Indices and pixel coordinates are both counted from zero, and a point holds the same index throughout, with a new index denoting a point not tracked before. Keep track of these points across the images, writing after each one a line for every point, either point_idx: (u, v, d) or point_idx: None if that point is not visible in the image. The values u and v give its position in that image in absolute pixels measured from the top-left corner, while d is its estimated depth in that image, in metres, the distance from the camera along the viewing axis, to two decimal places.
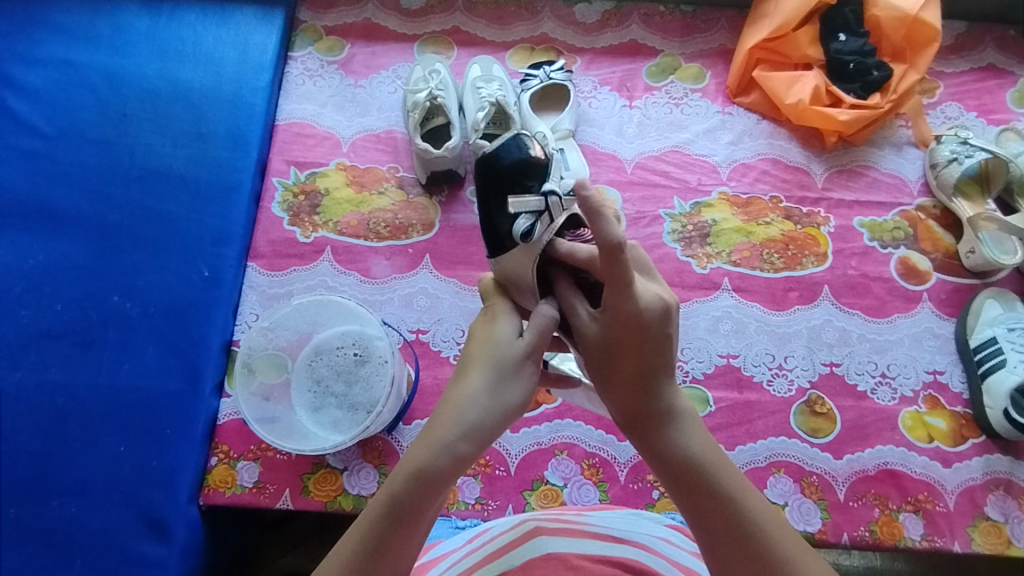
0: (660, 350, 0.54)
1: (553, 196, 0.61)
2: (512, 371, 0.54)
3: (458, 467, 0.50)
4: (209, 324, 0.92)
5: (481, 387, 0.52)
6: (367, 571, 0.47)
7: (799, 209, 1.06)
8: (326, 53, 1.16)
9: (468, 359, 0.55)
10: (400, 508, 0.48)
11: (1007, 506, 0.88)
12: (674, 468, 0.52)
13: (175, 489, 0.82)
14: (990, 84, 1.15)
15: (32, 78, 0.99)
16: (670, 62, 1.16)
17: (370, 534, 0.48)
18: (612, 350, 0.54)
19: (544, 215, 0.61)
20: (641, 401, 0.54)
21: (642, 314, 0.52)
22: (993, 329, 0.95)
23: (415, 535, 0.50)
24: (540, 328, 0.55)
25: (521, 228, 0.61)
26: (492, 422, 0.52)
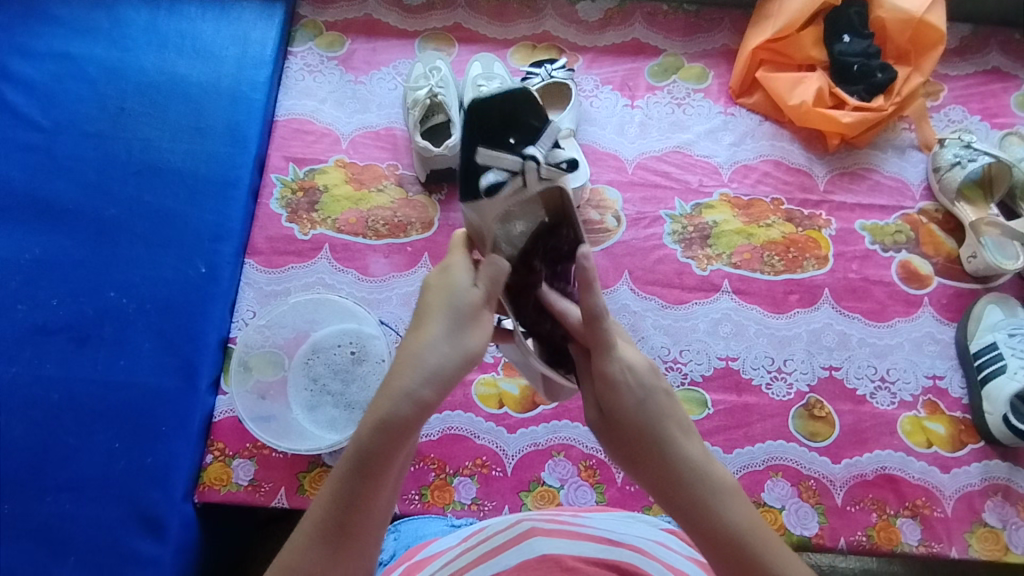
0: (660, 414, 0.49)
1: (531, 160, 0.60)
2: (471, 319, 0.51)
3: (421, 414, 0.47)
4: (206, 319, 0.91)
5: (437, 329, 0.50)
6: (342, 525, 0.47)
7: (801, 211, 1.05)
8: (326, 49, 1.15)
9: (428, 307, 0.52)
10: (368, 465, 0.46)
11: (1006, 513, 0.88)
12: (720, 554, 0.46)
13: (170, 486, 0.81)
14: (994, 87, 1.14)
15: (29, 71, 0.98)
16: (672, 62, 1.16)
17: (340, 492, 0.47)
18: (624, 423, 0.49)
19: (516, 177, 0.61)
20: (667, 475, 0.48)
21: (629, 375, 0.50)
22: (994, 335, 0.95)
23: (388, 484, 0.49)
24: (496, 277, 0.53)
25: (489, 182, 0.62)
26: (455, 368, 0.49)
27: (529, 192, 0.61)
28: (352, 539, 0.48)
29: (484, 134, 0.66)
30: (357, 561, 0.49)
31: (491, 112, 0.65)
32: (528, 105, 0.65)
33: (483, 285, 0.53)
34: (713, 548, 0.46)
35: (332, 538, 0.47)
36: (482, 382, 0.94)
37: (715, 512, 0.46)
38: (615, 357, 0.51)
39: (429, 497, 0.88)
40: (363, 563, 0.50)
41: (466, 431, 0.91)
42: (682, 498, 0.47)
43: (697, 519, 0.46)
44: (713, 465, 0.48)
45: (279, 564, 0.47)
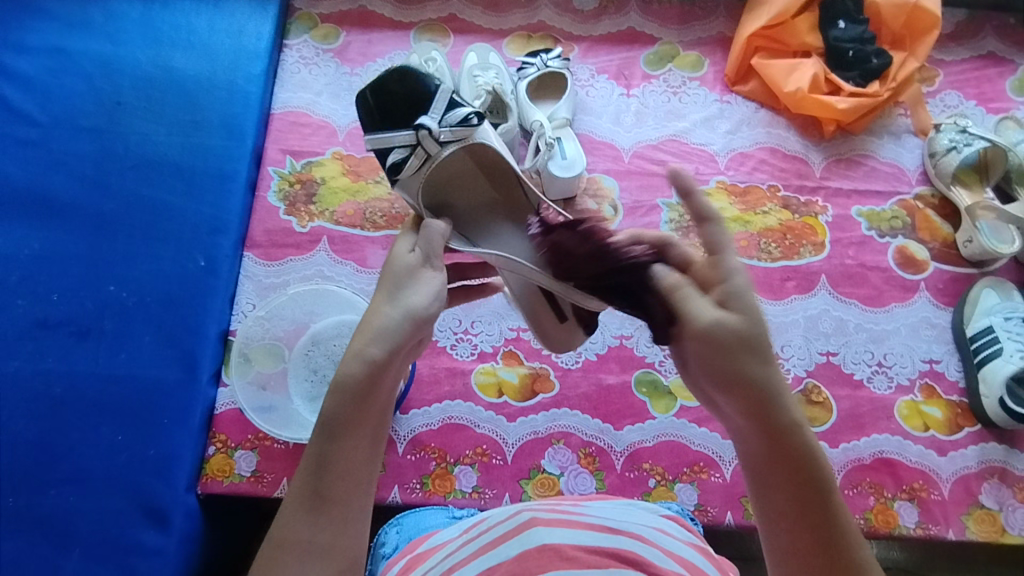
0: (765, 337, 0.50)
1: (423, 130, 0.75)
2: (409, 276, 0.57)
3: (376, 375, 0.52)
4: (207, 313, 0.93)
5: (390, 302, 0.55)
6: (319, 490, 0.49)
7: (797, 198, 1.05)
8: (320, 41, 1.15)
9: (382, 286, 0.57)
10: (334, 427, 0.50)
11: (1002, 495, 0.89)
12: (783, 487, 0.48)
13: (173, 478, 0.84)
14: (990, 72, 1.14)
15: (25, 66, 0.96)
16: (668, 51, 1.16)
17: (312, 458, 0.50)
18: (733, 331, 0.50)
19: (416, 149, 0.76)
20: (767, 388, 0.49)
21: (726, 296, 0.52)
22: (990, 319, 0.95)
23: (360, 448, 0.51)
24: (429, 239, 0.60)
25: (396, 160, 0.77)
26: (404, 331, 0.54)
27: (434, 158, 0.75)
28: (331, 505, 0.49)
29: (384, 117, 0.81)
30: (345, 534, 0.49)
31: (383, 100, 0.81)
32: (414, 81, 0.80)
33: (422, 253, 0.60)
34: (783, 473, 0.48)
35: (310, 503, 0.49)
36: (480, 371, 0.95)
37: (799, 441, 0.48)
38: (726, 264, 0.53)
39: (430, 486, 0.89)
40: (355, 537, 0.50)
41: (466, 421, 0.92)
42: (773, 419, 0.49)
43: (777, 442, 0.48)
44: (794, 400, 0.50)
45: (271, 539, 0.49)
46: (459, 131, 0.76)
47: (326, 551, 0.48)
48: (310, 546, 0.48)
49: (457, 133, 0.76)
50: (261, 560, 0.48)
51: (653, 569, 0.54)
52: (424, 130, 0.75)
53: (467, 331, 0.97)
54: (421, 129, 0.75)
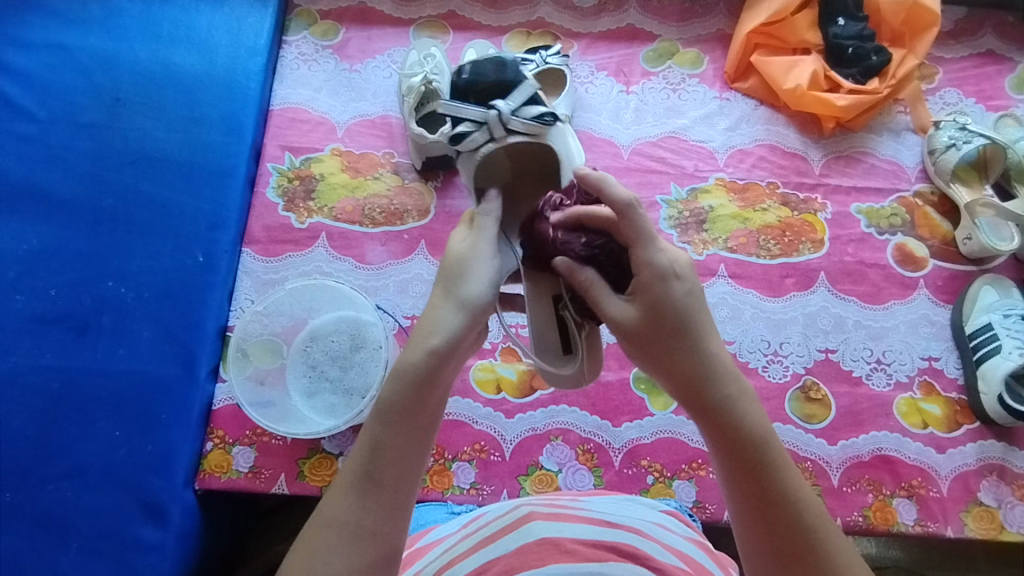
0: (701, 311, 0.54)
1: (494, 111, 0.72)
2: (451, 275, 0.57)
3: (437, 363, 0.52)
4: (206, 308, 0.92)
5: (445, 296, 0.55)
6: (369, 474, 0.49)
7: (796, 195, 1.05)
8: (320, 37, 1.15)
9: (441, 281, 0.57)
10: (388, 412, 0.50)
11: (1001, 492, 0.89)
12: (729, 459, 0.51)
13: (171, 472, 0.82)
14: (989, 70, 1.14)
15: (24, 62, 0.96)
16: (667, 47, 1.16)
17: (366, 441, 0.50)
18: (654, 311, 0.54)
19: (482, 126, 0.72)
20: (690, 367, 0.53)
21: (675, 268, 0.54)
22: (989, 316, 0.96)
23: (411, 435, 0.51)
24: (481, 229, 0.61)
25: (459, 131, 0.73)
26: (462, 329, 0.54)
27: (498, 142, 0.73)
28: (382, 490, 0.49)
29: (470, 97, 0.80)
30: (389, 521, 0.49)
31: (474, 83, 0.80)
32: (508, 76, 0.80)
33: (471, 243, 0.59)
34: (724, 446, 0.51)
35: (361, 485, 0.49)
36: (478, 368, 0.95)
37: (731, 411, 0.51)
38: (647, 252, 0.55)
39: (428, 482, 0.88)
40: (397, 528, 0.49)
41: (464, 417, 0.92)
42: (710, 393, 0.52)
43: (708, 415, 0.52)
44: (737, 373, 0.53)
45: (318, 516, 0.49)
46: (534, 127, 0.73)
47: (369, 534, 0.48)
48: (354, 528, 0.48)
49: (529, 126, 0.73)
50: (305, 534, 0.48)
51: (652, 562, 0.54)
52: (495, 111, 0.72)
53: None
54: (494, 111, 0.72)
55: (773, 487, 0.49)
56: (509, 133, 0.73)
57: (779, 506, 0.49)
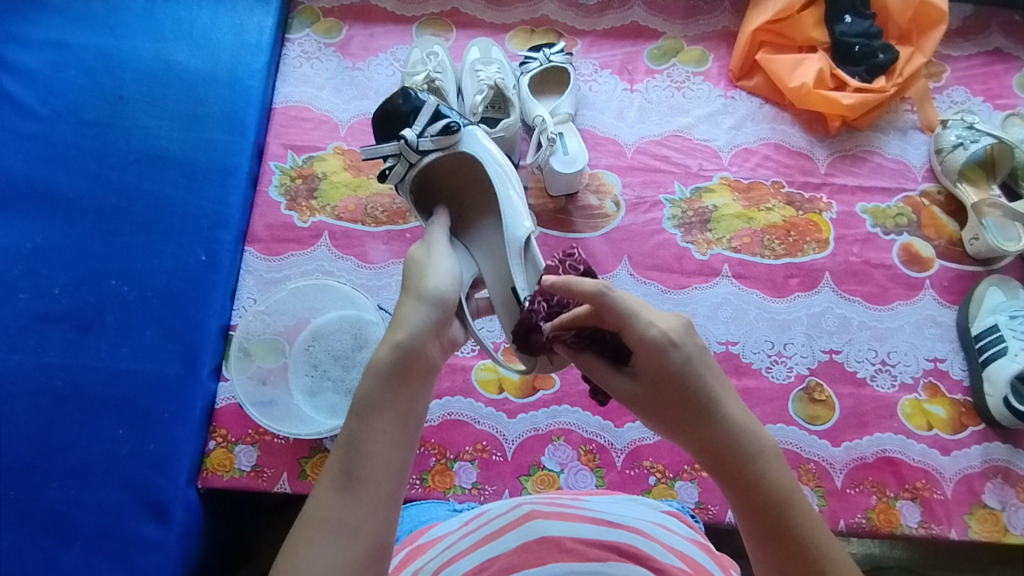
0: (706, 373, 0.53)
1: (403, 142, 0.78)
2: (412, 278, 0.64)
3: (408, 355, 0.54)
4: (209, 307, 0.92)
5: (410, 296, 0.60)
6: (349, 470, 0.49)
7: (801, 194, 1.05)
8: (323, 35, 1.15)
9: (406, 286, 0.63)
10: (364, 408, 0.52)
11: (1005, 494, 0.88)
12: (760, 530, 0.49)
13: (174, 472, 0.83)
14: (997, 68, 1.13)
15: (27, 59, 0.96)
16: (672, 45, 1.15)
17: (344, 440, 0.51)
18: (661, 379, 0.54)
19: (401, 158, 0.79)
20: (706, 441, 0.52)
21: (670, 337, 0.53)
22: (995, 317, 0.95)
23: (389, 430, 0.51)
24: (429, 236, 0.71)
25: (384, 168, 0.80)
26: (429, 324, 0.58)
27: (416, 167, 0.79)
28: (364, 484, 0.48)
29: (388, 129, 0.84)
30: (373, 515, 0.48)
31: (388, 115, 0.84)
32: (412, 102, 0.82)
33: (424, 245, 0.68)
34: (744, 513, 0.50)
35: (342, 482, 0.48)
36: (482, 367, 0.95)
37: (754, 474, 0.50)
38: (638, 325, 0.54)
39: (430, 482, 0.88)
40: (385, 522, 0.48)
41: (466, 417, 0.92)
42: (735, 463, 0.51)
43: (727, 475, 0.51)
44: (755, 429, 0.52)
45: (301, 518, 0.48)
46: (441, 140, 0.79)
47: (355, 530, 0.47)
48: (339, 524, 0.47)
49: (439, 142, 0.79)
50: (290, 539, 0.47)
51: (652, 563, 0.54)
52: (405, 141, 0.78)
53: None
54: (403, 141, 0.78)
55: (812, 551, 0.48)
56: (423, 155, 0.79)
57: (801, 557, 0.48)
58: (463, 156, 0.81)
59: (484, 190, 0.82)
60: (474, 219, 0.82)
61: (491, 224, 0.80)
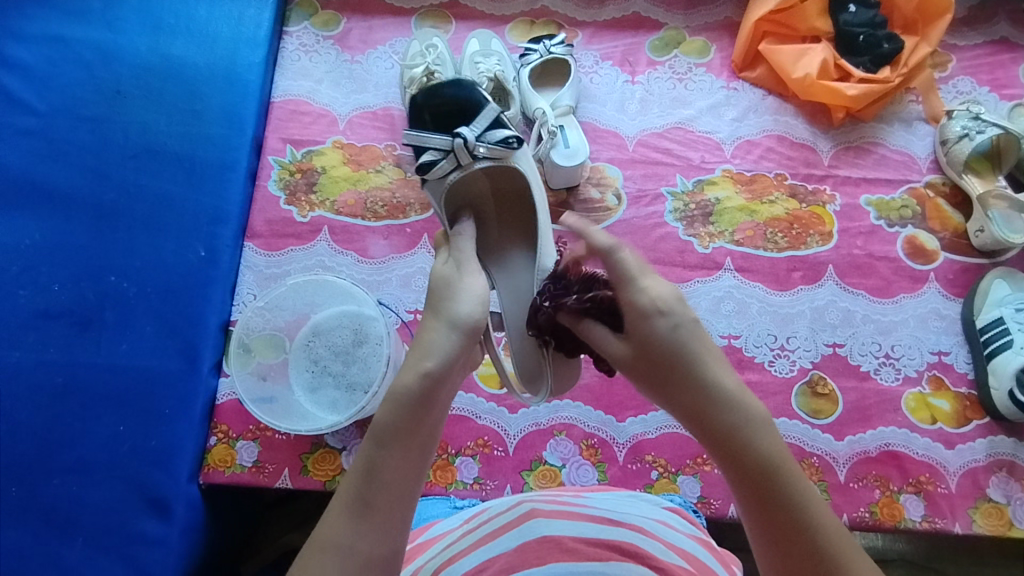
0: (694, 339, 0.54)
1: (460, 139, 0.74)
2: (440, 294, 0.58)
3: (432, 385, 0.52)
4: (208, 303, 0.91)
5: (437, 318, 0.56)
6: (364, 497, 0.49)
7: (804, 186, 1.04)
8: (321, 28, 1.14)
9: (431, 305, 0.58)
10: (384, 435, 0.51)
11: (1010, 488, 0.87)
12: (747, 489, 0.50)
13: (174, 468, 0.83)
14: (1003, 58, 1.12)
15: (24, 54, 0.96)
16: (674, 36, 1.13)
17: (361, 464, 0.50)
18: (647, 341, 0.55)
19: (450, 155, 0.76)
20: (692, 399, 0.53)
21: (658, 304, 0.55)
22: (1000, 310, 0.94)
23: (407, 459, 0.50)
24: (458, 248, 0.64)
25: (428, 161, 0.76)
26: (456, 350, 0.55)
27: (466, 169, 0.76)
28: (377, 513, 0.48)
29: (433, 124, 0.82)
30: (383, 544, 0.48)
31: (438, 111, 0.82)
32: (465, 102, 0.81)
33: (453, 261, 0.62)
34: (730, 469, 0.51)
35: (355, 508, 0.48)
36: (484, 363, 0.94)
37: (742, 442, 0.50)
38: (633, 295, 0.56)
39: (431, 477, 0.88)
40: (393, 550, 0.49)
41: (467, 412, 0.91)
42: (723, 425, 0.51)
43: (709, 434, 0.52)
44: (746, 396, 0.53)
45: (313, 537, 0.48)
46: (496, 151, 0.75)
47: (365, 560, 0.47)
48: (348, 551, 0.47)
49: (495, 152, 0.75)
50: (300, 558, 0.48)
51: (653, 562, 0.53)
52: (461, 139, 0.74)
53: None
54: (459, 138, 0.75)
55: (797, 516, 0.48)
56: (474, 159, 0.75)
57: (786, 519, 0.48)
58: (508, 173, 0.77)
59: (516, 208, 0.79)
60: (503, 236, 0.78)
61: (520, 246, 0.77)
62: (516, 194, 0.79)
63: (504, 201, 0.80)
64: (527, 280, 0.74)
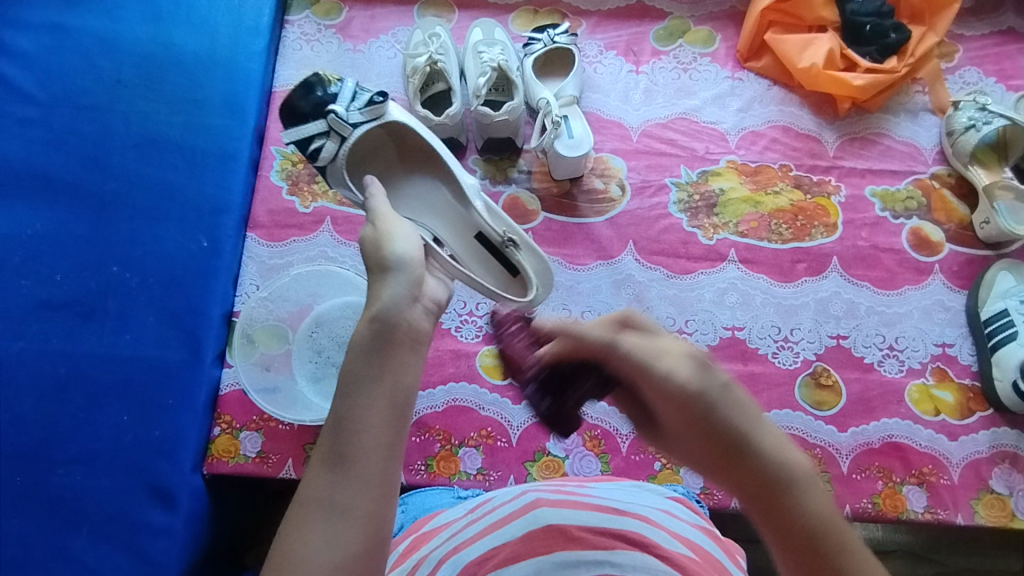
0: (741, 412, 0.43)
1: (332, 114, 0.78)
2: (375, 252, 0.57)
3: (387, 324, 0.50)
4: (210, 293, 0.91)
5: (378, 270, 0.55)
6: (338, 449, 0.46)
7: (809, 177, 1.03)
8: (324, 17, 1.13)
9: (368, 264, 0.57)
10: (348, 383, 0.48)
11: (1013, 480, 0.88)
12: None
13: (179, 458, 0.83)
14: (1010, 48, 1.11)
15: (24, 44, 0.95)
16: (679, 26, 1.13)
17: (332, 417, 0.47)
18: (685, 424, 0.44)
19: (331, 133, 0.79)
20: (748, 489, 0.42)
21: (689, 379, 0.44)
22: (1005, 302, 0.94)
23: (378, 403, 0.47)
24: (374, 208, 0.62)
25: (314, 149, 0.79)
26: (407, 291, 0.53)
27: (349, 138, 0.79)
28: (351, 463, 0.45)
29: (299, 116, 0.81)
30: (366, 494, 0.45)
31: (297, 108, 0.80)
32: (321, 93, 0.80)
33: (369, 219, 0.61)
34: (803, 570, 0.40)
35: (331, 462, 0.45)
36: (485, 353, 0.94)
37: (812, 533, 0.40)
38: (654, 378, 0.45)
39: (434, 468, 0.88)
40: (380, 501, 0.45)
41: (469, 403, 0.91)
42: (779, 502, 0.41)
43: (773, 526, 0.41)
44: (810, 475, 0.42)
45: (296, 498, 0.46)
46: (370, 111, 0.79)
47: (348, 511, 0.44)
48: (330, 504, 0.44)
49: (369, 111, 0.79)
50: (286, 522, 0.45)
51: (659, 551, 0.53)
52: (334, 113, 0.78)
53: (472, 313, 0.96)
54: (331, 115, 0.79)
55: None
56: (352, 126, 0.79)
57: None
58: (392, 126, 0.81)
59: (416, 154, 0.83)
60: (416, 183, 0.83)
61: (434, 185, 0.83)
62: (414, 145, 0.82)
63: (408, 153, 0.83)
64: (456, 207, 0.81)
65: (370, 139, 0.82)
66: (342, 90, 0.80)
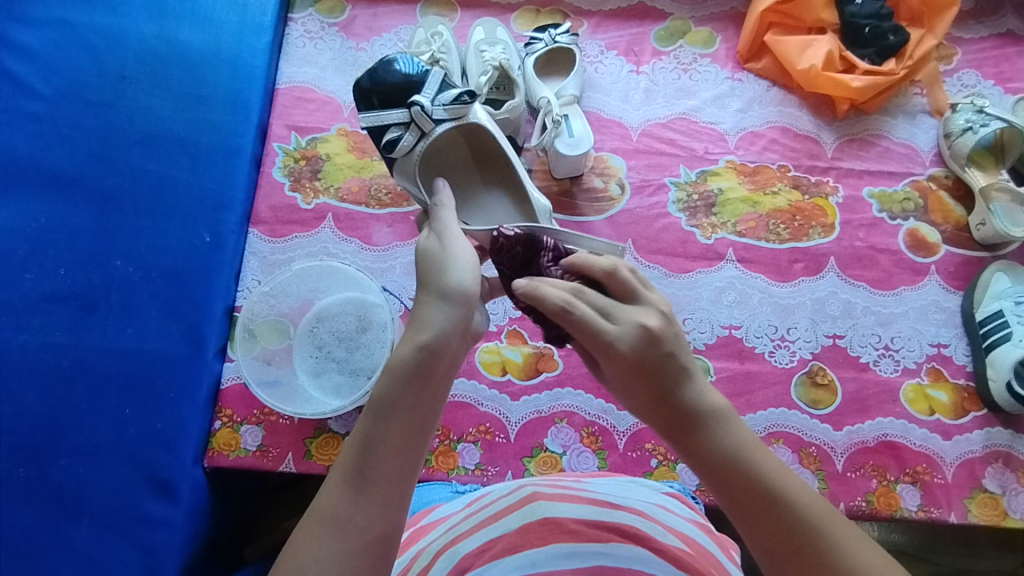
0: (678, 366, 0.51)
1: (416, 106, 0.79)
2: (432, 268, 0.56)
3: (428, 356, 0.51)
4: (212, 289, 0.92)
5: (428, 290, 0.55)
6: (360, 470, 0.48)
7: (808, 178, 1.04)
8: (327, 14, 1.13)
9: (422, 278, 0.56)
10: (383, 408, 0.49)
11: (1006, 479, 0.88)
12: (756, 519, 0.46)
13: (180, 451, 0.84)
14: (1009, 51, 1.11)
15: (29, 38, 0.96)
16: (679, 26, 1.13)
17: (359, 436, 0.49)
18: (636, 376, 0.51)
19: (412, 127, 0.80)
20: (693, 429, 0.49)
21: (639, 334, 0.51)
22: (1000, 303, 0.94)
23: (405, 432, 0.49)
24: (441, 220, 0.61)
25: (391, 137, 0.81)
26: (455, 324, 0.53)
27: (428, 136, 0.80)
28: (374, 487, 0.47)
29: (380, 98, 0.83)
30: (381, 517, 0.47)
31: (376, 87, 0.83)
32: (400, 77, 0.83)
33: (435, 231, 0.60)
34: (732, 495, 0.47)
35: (353, 481, 0.47)
36: (485, 350, 0.95)
37: (742, 465, 0.47)
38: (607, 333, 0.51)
39: (433, 462, 0.89)
40: (390, 524, 0.47)
41: (468, 398, 0.92)
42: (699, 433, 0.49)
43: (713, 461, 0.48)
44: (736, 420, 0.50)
45: (311, 511, 0.48)
46: (453, 110, 0.80)
47: (359, 530, 0.46)
48: (345, 523, 0.46)
49: (450, 110, 0.80)
50: (299, 532, 0.47)
51: (654, 544, 0.54)
52: (417, 107, 0.79)
53: None
54: (415, 108, 0.79)
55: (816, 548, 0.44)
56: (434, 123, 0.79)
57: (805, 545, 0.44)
58: (471, 129, 0.81)
59: (485, 163, 0.81)
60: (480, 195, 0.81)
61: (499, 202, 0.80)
62: (489, 152, 0.81)
63: (479, 160, 0.82)
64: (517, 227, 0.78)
65: (446, 138, 0.82)
66: (429, 82, 0.82)
